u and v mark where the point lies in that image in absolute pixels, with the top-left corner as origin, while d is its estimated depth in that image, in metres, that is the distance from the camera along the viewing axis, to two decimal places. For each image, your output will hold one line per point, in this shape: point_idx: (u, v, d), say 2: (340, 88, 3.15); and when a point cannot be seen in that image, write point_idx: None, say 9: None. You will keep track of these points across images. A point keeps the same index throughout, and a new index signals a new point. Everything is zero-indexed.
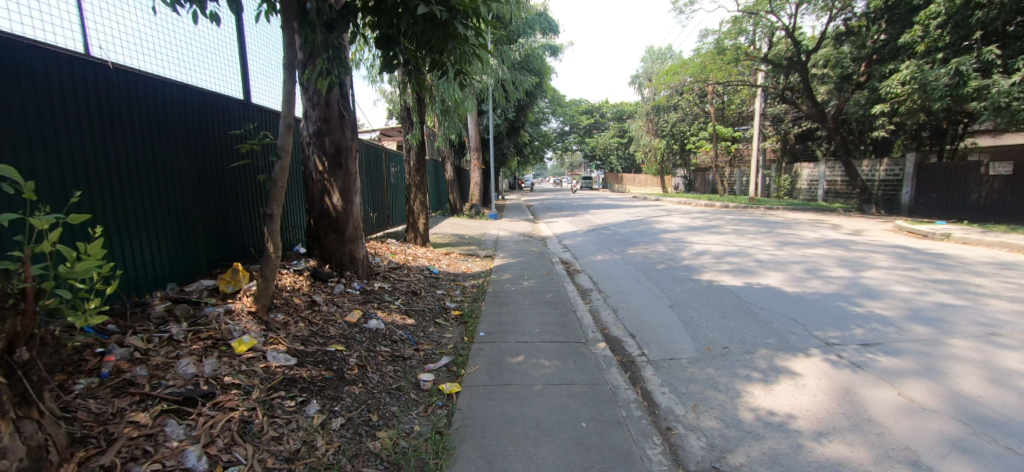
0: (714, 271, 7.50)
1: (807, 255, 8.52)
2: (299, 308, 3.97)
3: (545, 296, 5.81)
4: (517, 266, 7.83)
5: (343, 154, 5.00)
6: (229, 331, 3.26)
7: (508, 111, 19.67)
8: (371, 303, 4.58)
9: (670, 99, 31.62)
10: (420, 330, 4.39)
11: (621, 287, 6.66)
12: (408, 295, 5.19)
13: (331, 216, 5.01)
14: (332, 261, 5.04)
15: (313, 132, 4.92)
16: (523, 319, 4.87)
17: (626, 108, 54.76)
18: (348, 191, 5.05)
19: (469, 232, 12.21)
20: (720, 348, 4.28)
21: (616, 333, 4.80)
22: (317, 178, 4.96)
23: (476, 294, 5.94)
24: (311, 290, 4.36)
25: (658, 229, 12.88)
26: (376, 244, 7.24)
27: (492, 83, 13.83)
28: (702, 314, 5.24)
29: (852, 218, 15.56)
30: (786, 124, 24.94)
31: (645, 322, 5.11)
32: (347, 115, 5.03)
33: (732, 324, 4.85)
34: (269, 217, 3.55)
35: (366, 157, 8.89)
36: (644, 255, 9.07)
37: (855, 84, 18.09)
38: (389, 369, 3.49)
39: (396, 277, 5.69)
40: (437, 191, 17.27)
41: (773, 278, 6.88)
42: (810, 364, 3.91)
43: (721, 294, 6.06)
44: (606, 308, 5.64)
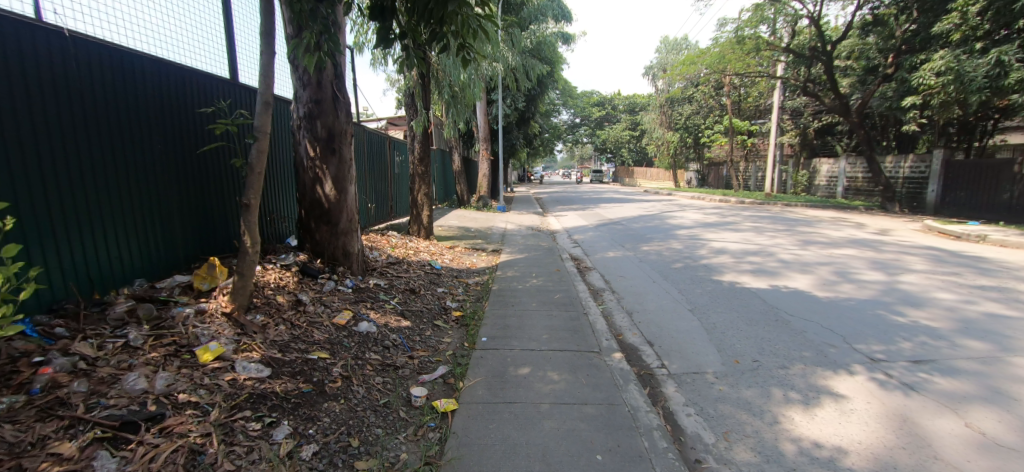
0: (735, 271, 7.01)
1: (834, 256, 7.98)
2: (282, 308, 3.59)
3: (554, 296, 5.38)
4: (525, 262, 7.39)
5: (337, 139, 4.59)
6: (196, 337, 2.88)
7: (518, 101, 19.15)
8: (364, 303, 4.19)
9: (685, 91, 30.79)
10: (416, 334, 3.99)
11: (636, 288, 6.20)
12: (406, 294, 4.79)
13: (322, 207, 4.61)
14: (323, 255, 4.65)
15: (303, 115, 4.51)
16: (529, 323, 4.45)
17: (639, 101, 53.83)
18: (341, 179, 4.64)
19: (476, 225, 11.79)
20: (749, 361, 3.83)
21: (632, 340, 4.36)
22: (308, 164, 4.57)
23: (480, 293, 5.52)
24: (297, 289, 3.97)
25: (672, 225, 12.37)
26: (375, 236, 6.85)
27: (501, 71, 13.34)
28: (726, 320, 4.77)
29: (876, 216, 14.91)
30: (806, 118, 24.10)
31: (664, 328, 4.66)
32: (342, 97, 4.61)
33: (761, 334, 4.38)
34: (246, 207, 3.16)
35: (369, 145, 8.51)
36: (658, 252, 8.59)
37: (881, 76, 17.29)
38: (377, 381, 3.09)
39: (394, 273, 5.29)
40: (444, 182, 16.87)
41: (800, 281, 6.40)
42: (855, 384, 3.44)
43: (745, 298, 5.58)
44: (621, 312, 5.19)
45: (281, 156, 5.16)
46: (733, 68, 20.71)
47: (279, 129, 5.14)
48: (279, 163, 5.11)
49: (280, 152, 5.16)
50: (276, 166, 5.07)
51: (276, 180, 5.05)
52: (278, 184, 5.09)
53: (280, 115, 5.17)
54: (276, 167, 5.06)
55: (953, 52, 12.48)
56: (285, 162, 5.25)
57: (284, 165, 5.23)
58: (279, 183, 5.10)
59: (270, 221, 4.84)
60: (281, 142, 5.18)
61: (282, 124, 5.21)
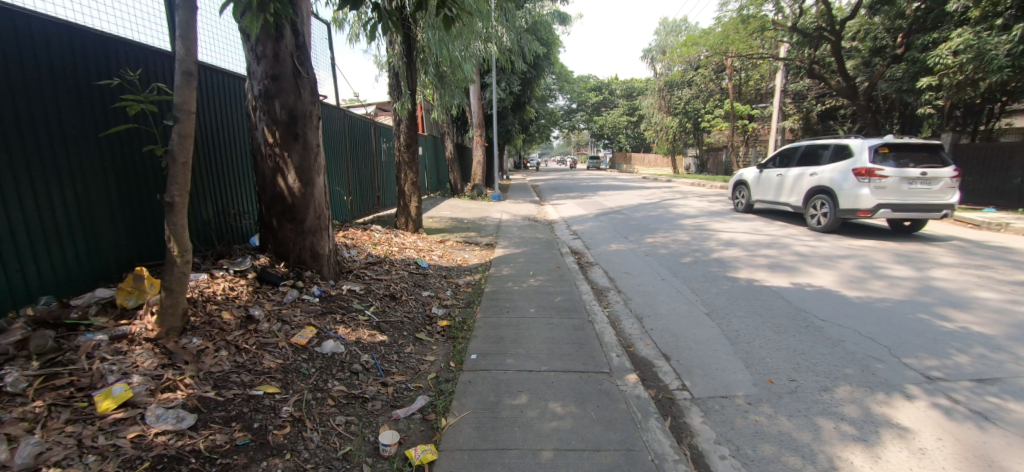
0: (750, 266, 6.40)
1: (854, 248, 7.37)
2: (227, 328, 2.97)
3: (555, 300, 4.75)
4: (520, 258, 6.75)
5: (299, 122, 3.92)
6: (102, 375, 2.26)
7: (513, 85, 18.30)
8: (333, 315, 3.56)
9: (685, 74, 29.92)
10: (394, 352, 3.36)
11: (644, 287, 5.58)
12: (384, 301, 4.15)
13: (285, 202, 3.96)
14: (288, 258, 4.02)
15: (258, 94, 3.84)
16: (527, 334, 3.81)
17: (637, 85, 52.83)
18: (307, 170, 3.99)
19: (468, 216, 11.11)
20: (786, 381, 3.24)
21: (645, 353, 3.77)
22: (267, 152, 3.91)
23: (470, 297, 4.88)
24: (250, 301, 3.33)
25: (676, 214, 11.74)
26: (355, 231, 6.18)
27: (494, 52, 12.59)
28: (753, 328, 4.16)
29: None
30: (809, 102, 23.40)
31: (681, 337, 4.05)
32: (305, 72, 3.93)
33: (795, 345, 3.79)
34: (170, 207, 2.52)
35: (350, 131, 7.81)
36: (664, 246, 7.95)
37: (891, 56, 16.58)
38: (339, 422, 2.49)
39: (373, 275, 4.64)
40: (436, 170, 16.15)
41: (822, 277, 5.81)
42: (917, 413, 2.84)
43: (768, 299, 4.95)
44: (630, 317, 4.57)
45: (231, 143, 4.46)
46: (736, 49, 19.92)
47: (227, 111, 4.43)
48: (230, 151, 4.42)
49: (232, 137, 4.46)
50: (226, 155, 4.38)
51: (227, 171, 4.37)
52: (230, 175, 4.42)
53: (228, 94, 4.44)
54: (225, 156, 4.37)
55: (972, 30, 11.81)
56: (238, 150, 4.56)
57: (236, 154, 4.53)
58: (231, 173, 4.42)
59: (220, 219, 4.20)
60: (231, 125, 4.48)
61: (230, 105, 4.48)
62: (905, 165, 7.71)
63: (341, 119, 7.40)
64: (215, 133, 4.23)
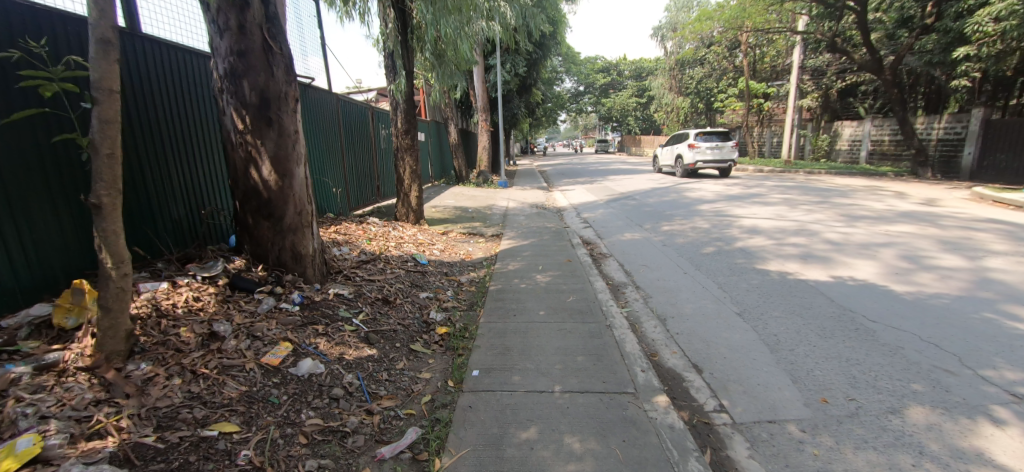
0: (780, 256, 5.86)
1: (891, 235, 6.78)
2: (184, 349, 2.53)
3: (567, 300, 4.26)
4: (529, 251, 6.26)
5: (272, 105, 3.43)
6: (13, 421, 1.84)
7: (519, 66, 17.54)
8: (314, 327, 3.10)
9: (697, 52, 28.85)
10: (383, 370, 2.90)
11: (665, 282, 5.07)
12: (376, 306, 3.68)
13: (261, 197, 3.49)
14: (266, 260, 3.58)
15: (223, 73, 3.35)
16: (537, 343, 3.33)
17: (646, 66, 51.64)
18: (284, 159, 3.51)
19: (473, 204, 10.64)
20: (844, 401, 2.74)
21: (673, 363, 3.29)
22: (237, 140, 3.44)
23: (473, 298, 4.39)
24: (217, 314, 2.88)
25: (692, 199, 11.15)
26: (349, 226, 5.73)
27: (498, 32, 11.98)
28: (795, 333, 3.64)
29: (912, 184, 13.66)
30: (828, 78, 22.28)
31: (712, 344, 3.57)
32: (277, 47, 3.43)
33: (847, 353, 3.28)
34: (97, 210, 2.06)
35: (344, 116, 7.32)
36: (682, 234, 7.41)
37: (920, 27, 15.78)
38: (310, 467, 2.04)
39: (365, 276, 4.18)
40: (439, 156, 15.64)
41: (862, 268, 5.26)
42: (1016, 447, 2.32)
43: (807, 296, 4.41)
44: (652, 319, 4.07)
45: (192, 129, 3.98)
46: (753, 23, 19.01)
47: (185, 93, 3.93)
48: (189, 139, 3.94)
49: (192, 123, 3.98)
50: (186, 143, 3.91)
51: (189, 161, 3.92)
52: (193, 166, 3.97)
53: (182, 74, 3.93)
54: (185, 145, 3.90)
55: None
56: (201, 138, 4.10)
57: (199, 141, 4.06)
58: (193, 164, 3.96)
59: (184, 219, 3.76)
60: (190, 110, 3.99)
61: (188, 87, 3.98)
62: (709, 141, 16.19)
63: (333, 103, 6.90)
64: (169, 119, 3.74)
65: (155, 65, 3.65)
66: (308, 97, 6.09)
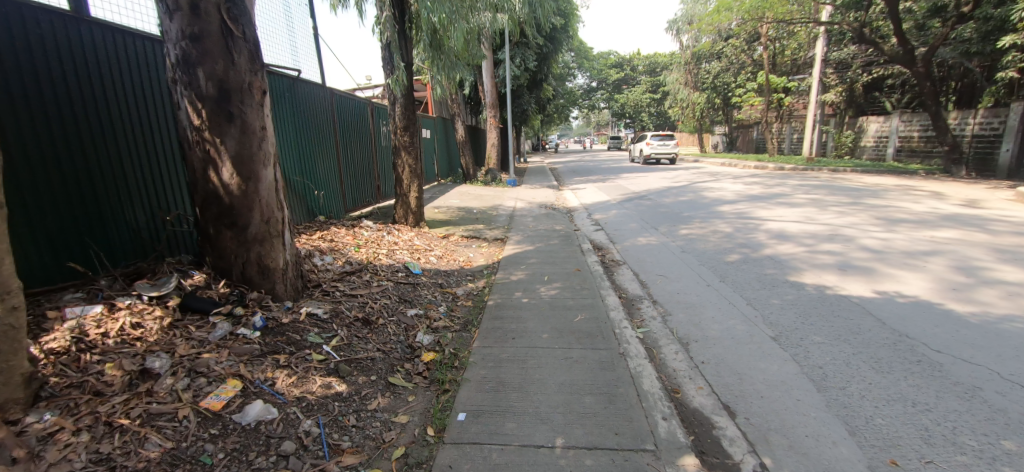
0: (815, 265, 5.25)
1: (937, 242, 6.12)
2: (104, 393, 2.09)
3: (574, 319, 3.73)
4: (535, 258, 5.74)
5: (233, 97, 2.96)
6: None
7: (528, 60, 16.90)
8: (274, 358, 2.64)
9: (714, 46, 27.97)
10: (351, 412, 2.42)
11: (686, 297, 4.51)
12: (353, 328, 3.20)
13: (221, 202, 3.04)
14: (229, 275, 3.14)
15: (176, 61, 2.89)
16: (537, 377, 2.84)
17: (661, 60, 50.66)
18: (248, 159, 3.04)
19: (479, 204, 10.17)
20: (919, 465, 2.18)
21: (699, 403, 2.77)
22: (194, 138, 3.00)
23: (469, 315, 3.90)
24: (157, 345, 2.45)
25: (711, 200, 10.52)
26: (338, 231, 5.28)
27: (506, 24, 11.44)
28: (845, 367, 3.08)
29: (947, 183, 12.84)
30: (853, 71, 21.19)
31: (745, 378, 3.02)
32: (239, 31, 2.96)
33: (913, 397, 2.71)
34: None
35: (339, 112, 6.87)
36: (703, 239, 6.81)
37: (956, 16, 14.83)
38: None
39: (346, 291, 3.70)
40: (446, 154, 15.23)
41: (912, 281, 4.64)
42: None
43: (854, 318, 3.80)
44: (673, 343, 3.55)
45: (155, 126, 3.57)
46: (774, 14, 18.17)
47: (145, 86, 3.51)
48: (151, 136, 3.52)
49: (154, 119, 3.56)
50: (147, 142, 3.50)
51: (148, 161, 3.50)
52: (155, 167, 3.56)
53: (142, 64, 3.50)
54: (145, 143, 3.50)
55: None
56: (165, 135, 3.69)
57: (164, 139, 3.65)
58: (155, 165, 3.56)
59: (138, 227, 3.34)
60: (150, 103, 3.55)
61: (148, 79, 3.55)
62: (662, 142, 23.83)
63: (327, 98, 6.46)
64: (125, 115, 3.32)
65: (107, 54, 3.23)
66: (297, 92, 5.64)
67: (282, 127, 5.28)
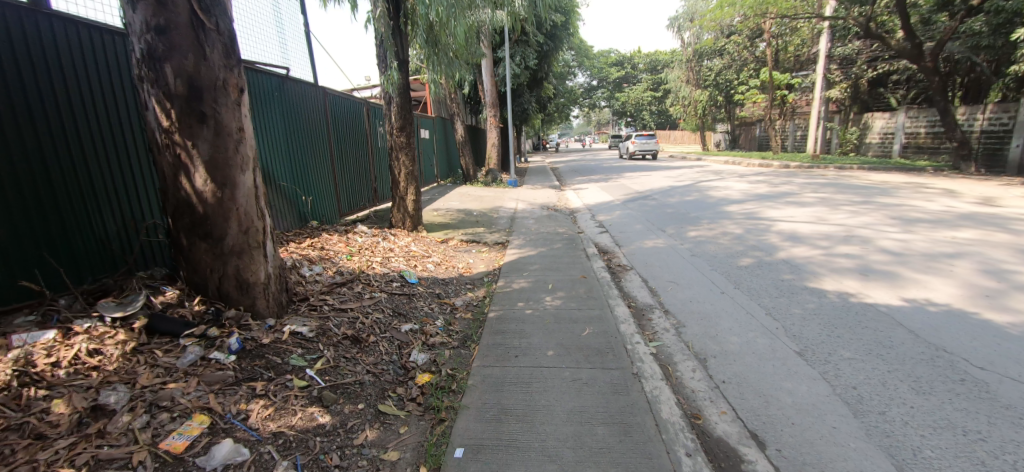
0: (834, 269, 4.97)
1: (959, 243, 5.84)
2: (47, 436, 1.82)
3: (581, 333, 3.46)
4: (539, 263, 5.46)
5: (206, 96, 2.69)
6: None
7: (528, 59, 16.60)
8: (250, 386, 2.37)
9: (716, 42, 27.66)
10: (334, 449, 2.13)
11: (699, 306, 4.23)
12: (341, 348, 2.92)
13: (194, 212, 2.77)
14: (204, 291, 2.87)
15: (141, 56, 2.62)
16: (543, 403, 2.56)
17: (662, 58, 50.38)
18: (223, 163, 2.77)
19: (479, 206, 9.92)
20: None
21: (722, 431, 2.49)
22: (163, 142, 2.72)
23: (468, 329, 3.62)
24: (115, 375, 2.18)
25: (718, 200, 10.24)
26: (330, 238, 5.00)
27: (506, 22, 11.19)
28: (881, 388, 2.80)
29: (958, 180, 12.54)
30: (858, 67, 20.88)
31: (773, 402, 2.74)
32: (211, 22, 2.69)
33: (963, 426, 2.43)
34: None
35: (333, 113, 6.59)
36: (712, 241, 6.53)
37: (965, 10, 14.53)
38: None
39: (335, 305, 3.43)
40: (445, 154, 15.00)
41: (939, 286, 4.36)
42: None
43: (887, 331, 3.50)
44: (689, 359, 3.27)
45: (123, 128, 3.29)
46: (777, 9, 17.90)
47: (111, 85, 3.22)
48: (118, 139, 3.24)
49: (122, 122, 3.28)
50: (115, 145, 3.22)
51: (117, 166, 3.22)
52: (124, 174, 3.28)
53: (107, 61, 3.21)
54: (113, 146, 3.22)
55: None
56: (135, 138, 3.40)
57: (134, 141, 3.37)
58: (125, 170, 3.28)
59: (106, 237, 3.06)
60: (116, 102, 3.26)
61: (114, 77, 3.26)
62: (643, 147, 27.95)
63: (320, 98, 6.19)
64: (88, 116, 3.04)
65: (68, 50, 2.94)
66: (286, 91, 5.37)
67: (270, 128, 5.00)
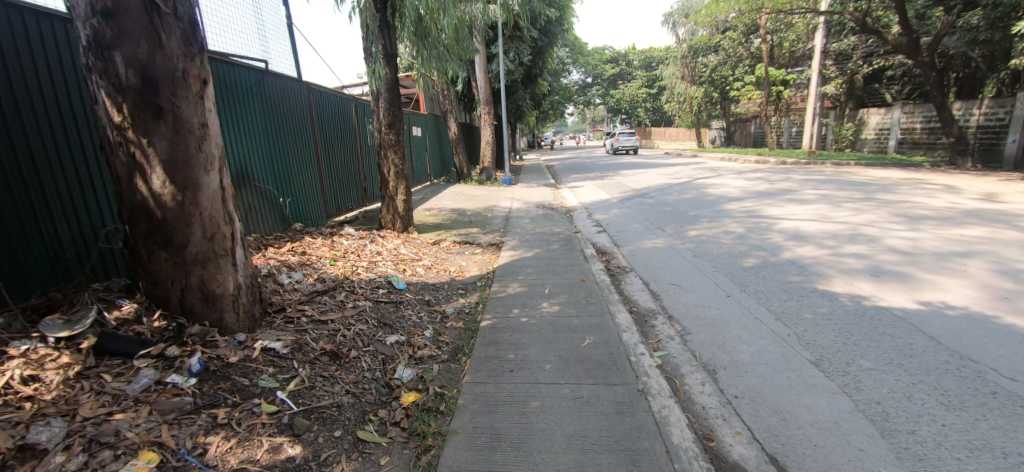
0: (843, 270, 4.75)
1: (969, 242, 5.63)
2: None
3: (580, 344, 3.20)
4: (535, 266, 5.21)
5: (163, 89, 2.41)
6: None
7: (523, 54, 16.28)
8: (211, 415, 2.10)
9: (711, 39, 27.46)
10: None
11: (706, 311, 3.99)
12: (317, 366, 2.65)
13: (151, 217, 2.49)
14: (166, 305, 2.59)
15: (87, 44, 2.33)
16: (540, 427, 2.31)
17: (656, 55, 50.19)
18: (184, 163, 2.49)
19: (473, 205, 9.65)
20: None
21: (738, 455, 2.24)
22: (115, 139, 2.44)
23: (460, 340, 3.37)
24: (52, 406, 1.92)
25: (716, 197, 10.03)
26: (312, 241, 4.73)
27: (499, 17, 10.90)
28: (908, 403, 2.56)
29: (957, 176, 12.40)
30: (853, 62, 20.70)
31: (792, 420, 2.49)
32: (168, 6, 2.41)
33: (1002, 446, 2.20)
34: None
35: (318, 110, 6.30)
36: (714, 241, 6.30)
37: (961, 4, 14.37)
38: None
39: (314, 317, 3.15)
40: (438, 153, 14.71)
41: (955, 288, 4.14)
42: None
43: (909, 339, 3.26)
44: (697, 371, 3.03)
45: (74, 124, 3.00)
46: (773, 4, 17.69)
47: (58, 77, 2.92)
48: (69, 136, 2.95)
49: (72, 117, 2.99)
50: (65, 143, 2.93)
51: (67, 165, 2.93)
52: (75, 175, 2.99)
53: (53, 50, 2.90)
54: (63, 144, 2.92)
55: None
56: (88, 136, 3.10)
57: (87, 137, 3.08)
58: (76, 170, 2.99)
59: (56, 243, 2.78)
60: (65, 96, 2.96)
61: (63, 68, 2.96)
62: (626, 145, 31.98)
63: (304, 93, 5.90)
64: (33, 110, 2.75)
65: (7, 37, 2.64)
66: (266, 86, 5.08)
67: (248, 125, 4.72)
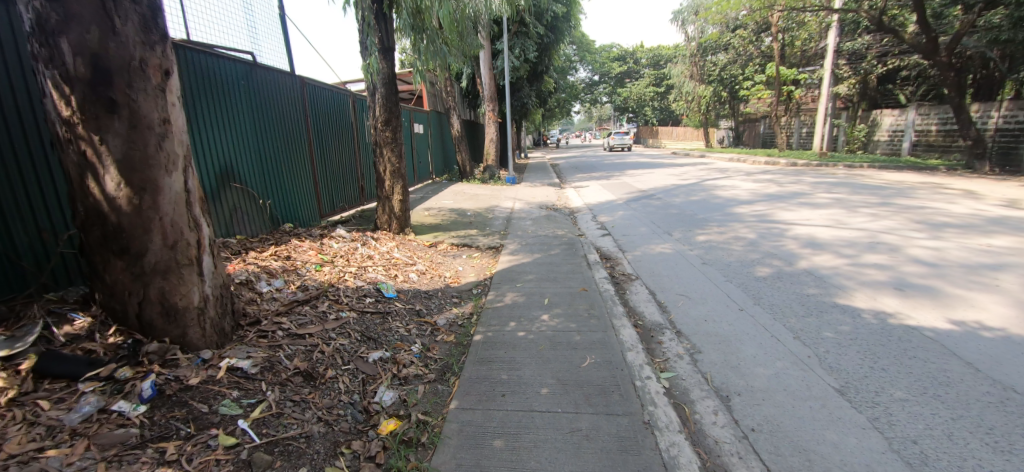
0: (864, 283, 4.44)
1: (998, 253, 5.30)
2: None
3: (580, 365, 2.93)
4: (535, 273, 4.94)
5: (116, 80, 2.15)
6: None
7: (528, 51, 15.96)
8: (158, 450, 1.85)
9: (721, 37, 27.00)
10: None
11: (717, 327, 3.71)
12: (288, 388, 2.40)
13: (106, 222, 2.24)
14: (123, 318, 2.35)
15: (31, 29, 2.08)
16: (532, 466, 2.04)
17: (664, 53, 49.72)
18: (141, 163, 2.24)
19: (474, 205, 9.40)
20: None
21: None
22: (64, 136, 2.19)
23: (449, 357, 3.12)
24: None
25: (726, 200, 9.71)
26: (299, 245, 4.49)
27: (503, 12, 10.59)
28: (949, 444, 2.27)
29: (975, 180, 12.01)
30: (867, 62, 20.12)
31: (819, 460, 2.20)
32: None
33: None
34: None
35: (312, 105, 6.05)
36: (724, 247, 6.01)
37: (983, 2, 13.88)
38: None
39: (291, 330, 2.90)
40: (441, 150, 14.46)
41: (989, 306, 3.82)
42: None
43: (945, 366, 2.95)
44: (709, 398, 2.75)
45: (28, 118, 2.72)
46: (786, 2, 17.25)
47: (9, 66, 2.64)
48: (21, 130, 2.68)
49: (26, 109, 2.71)
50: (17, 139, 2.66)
51: (19, 164, 2.65)
52: (30, 175, 2.72)
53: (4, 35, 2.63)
54: (14, 138, 2.65)
55: None
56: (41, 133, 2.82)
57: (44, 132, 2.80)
58: (31, 168, 2.72)
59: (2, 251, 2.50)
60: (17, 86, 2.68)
61: (16, 56, 2.69)
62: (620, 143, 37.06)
63: (296, 88, 5.66)
64: None
65: None
66: (255, 79, 4.84)
67: (235, 121, 4.47)
